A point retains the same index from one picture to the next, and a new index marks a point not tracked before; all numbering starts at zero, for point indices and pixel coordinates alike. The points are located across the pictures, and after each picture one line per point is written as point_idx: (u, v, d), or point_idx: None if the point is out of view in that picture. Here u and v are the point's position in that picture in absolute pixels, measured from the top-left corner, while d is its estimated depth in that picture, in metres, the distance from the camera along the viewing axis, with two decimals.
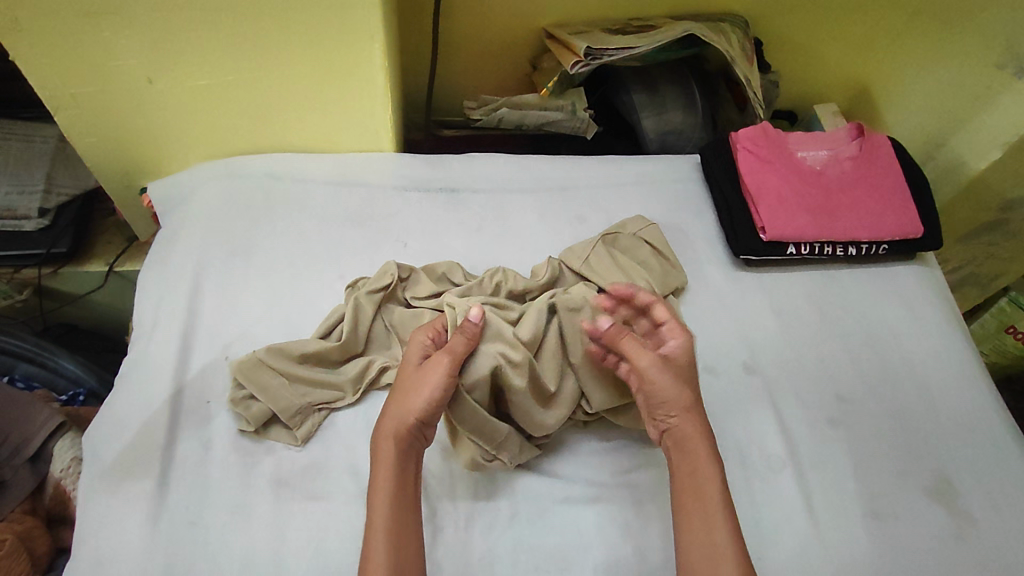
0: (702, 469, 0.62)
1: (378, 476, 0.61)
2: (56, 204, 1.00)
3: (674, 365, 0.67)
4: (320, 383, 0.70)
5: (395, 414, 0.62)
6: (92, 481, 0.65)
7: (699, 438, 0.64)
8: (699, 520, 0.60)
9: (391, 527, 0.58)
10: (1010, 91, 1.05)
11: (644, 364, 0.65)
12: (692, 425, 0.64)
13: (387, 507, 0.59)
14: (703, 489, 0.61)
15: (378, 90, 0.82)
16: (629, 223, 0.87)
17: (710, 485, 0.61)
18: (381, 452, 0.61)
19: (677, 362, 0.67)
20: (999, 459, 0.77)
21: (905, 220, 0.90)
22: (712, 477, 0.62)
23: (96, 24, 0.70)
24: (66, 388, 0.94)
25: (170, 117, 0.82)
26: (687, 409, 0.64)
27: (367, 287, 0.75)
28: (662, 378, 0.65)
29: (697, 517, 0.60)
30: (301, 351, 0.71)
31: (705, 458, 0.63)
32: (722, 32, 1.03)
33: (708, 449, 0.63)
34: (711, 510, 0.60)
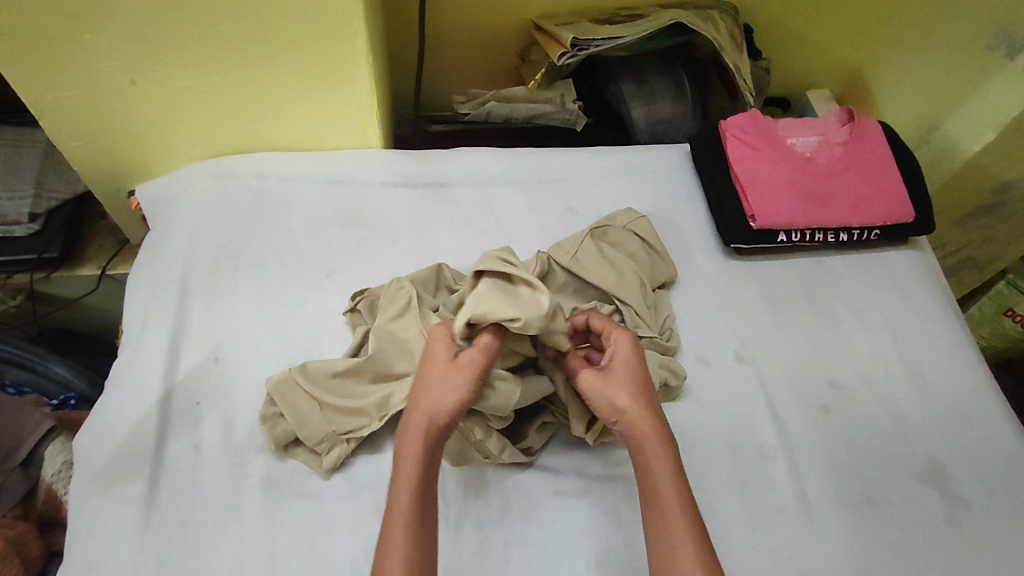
0: (655, 479, 0.58)
1: (399, 475, 0.58)
2: (47, 208, 1.00)
3: (614, 370, 0.63)
4: (346, 409, 0.68)
5: (418, 410, 0.60)
6: (84, 484, 0.65)
7: (647, 443, 0.59)
8: (662, 538, 0.56)
9: (408, 520, 0.55)
10: (1003, 72, 1.03)
11: (587, 384, 0.63)
12: (642, 433, 0.60)
13: (406, 514, 0.56)
14: (659, 504, 0.57)
15: (362, 87, 0.82)
16: (619, 215, 0.87)
17: (668, 495, 0.57)
18: (409, 453, 0.59)
19: (619, 364, 0.64)
20: (993, 443, 0.77)
21: (897, 204, 0.89)
22: (671, 487, 0.57)
23: (77, 26, 0.69)
24: (58, 392, 0.94)
25: (156, 119, 0.82)
26: (625, 418, 0.61)
27: (383, 312, 0.72)
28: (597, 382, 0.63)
29: (660, 525, 0.56)
30: (329, 372, 0.69)
31: (660, 469, 0.58)
32: (710, 20, 1.03)
33: (663, 458, 0.59)
34: (676, 528, 0.56)
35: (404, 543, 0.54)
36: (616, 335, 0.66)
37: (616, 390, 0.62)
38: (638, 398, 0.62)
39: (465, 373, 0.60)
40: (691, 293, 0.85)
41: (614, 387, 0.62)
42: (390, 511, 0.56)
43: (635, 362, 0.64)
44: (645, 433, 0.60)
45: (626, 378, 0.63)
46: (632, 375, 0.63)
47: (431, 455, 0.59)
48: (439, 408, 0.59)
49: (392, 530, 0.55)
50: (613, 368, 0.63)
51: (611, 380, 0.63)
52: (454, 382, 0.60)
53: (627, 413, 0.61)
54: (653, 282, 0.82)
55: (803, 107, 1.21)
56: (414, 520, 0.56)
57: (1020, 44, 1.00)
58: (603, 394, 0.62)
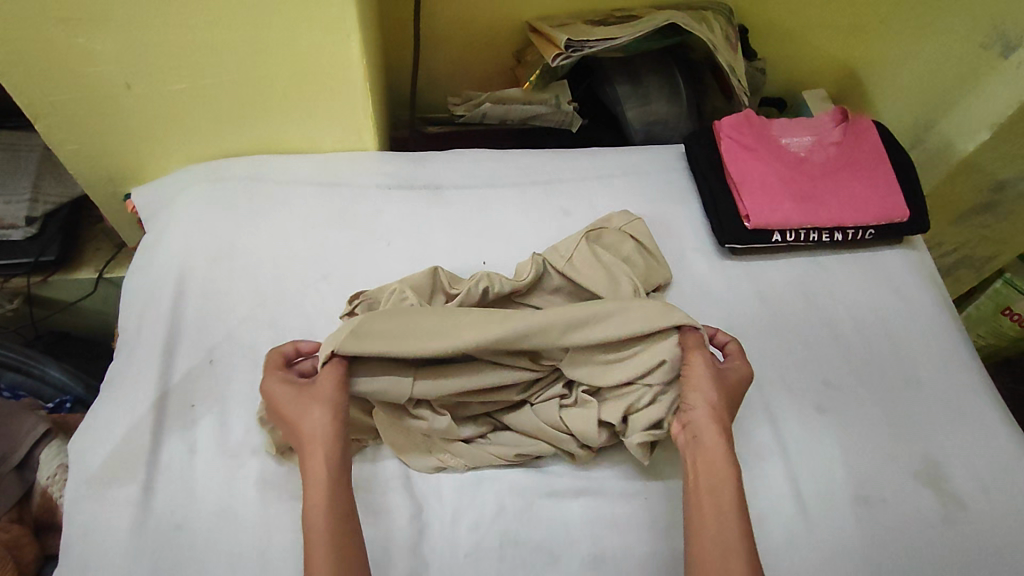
0: (717, 470, 0.61)
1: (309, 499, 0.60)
2: (43, 212, 1.00)
3: (722, 375, 0.67)
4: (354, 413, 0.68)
5: (303, 431, 0.62)
6: (79, 487, 0.65)
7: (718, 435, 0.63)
8: (718, 519, 0.59)
9: (327, 530, 0.58)
10: (998, 73, 1.02)
11: (692, 369, 0.66)
12: (713, 431, 0.63)
13: (321, 518, 0.58)
14: (721, 493, 0.60)
15: (357, 89, 0.82)
16: (615, 217, 0.87)
17: (727, 487, 0.60)
18: (312, 478, 0.60)
19: (729, 374, 0.68)
20: (989, 442, 0.77)
21: (892, 203, 0.89)
22: (729, 480, 0.61)
23: (70, 30, 0.69)
24: (53, 395, 0.94)
25: (151, 123, 0.82)
26: (705, 410, 0.64)
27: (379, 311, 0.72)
28: (702, 374, 0.66)
29: (712, 514, 0.59)
30: None
31: (727, 463, 0.62)
32: (705, 21, 1.03)
33: (730, 455, 0.62)
34: (731, 518, 0.59)
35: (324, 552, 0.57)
36: (739, 360, 0.70)
37: (716, 391, 0.65)
38: (726, 406, 0.65)
39: (325, 395, 0.63)
40: (686, 293, 0.85)
41: (713, 385, 0.66)
42: (310, 527, 0.58)
43: (741, 385, 0.68)
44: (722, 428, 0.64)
45: (728, 386, 0.67)
46: (732, 390, 0.67)
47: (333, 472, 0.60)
48: (319, 422, 0.62)
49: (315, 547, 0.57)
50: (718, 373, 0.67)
51: (715, 380, 0.66)
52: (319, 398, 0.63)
53: (711, 406, 0.65)
54: (648, 283, 0.81)
55: (799, 107, 1.21)
56: (334, 526, 0.58)
57: (1013, 44, 0.99)
58: (702, 383, 0.65)
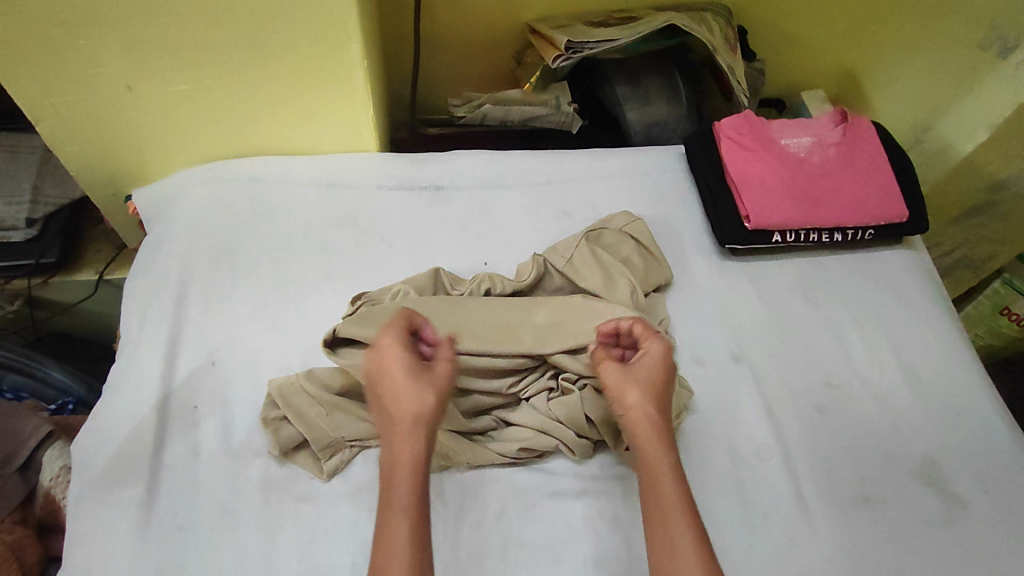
0: (659, 477, 0.59)
1: (396, 477, 0.57)
2: (44, 214, 1.00)
3: (637, 369, 0.64)
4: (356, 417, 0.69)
5: (400, 412, 0.59)
6: (82, 488, 0.66)
7: (650, 437, 0.61)
8: (662, 527, 0.57)
9: (410, 514, 0.55)
10: (996, 72, 1.07)
11: (607, 374, 0.65)
12: (646, 433, 0.61)
13: (402, 511, 0.55)
14: (661, 498, 0.58)
15: (358, 90, 0.82)
16: (615, 218, 0.87)
17: (668, 488, 0.58)
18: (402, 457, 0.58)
19: (643, 366, 0.64)
20: (988, 442, 0.78)
21: (891, 204, 0.90)
22: (670, 478, 0.59)
23: (72, 32, 0.69)
24: (55, 397, 0.95)
25: (152, 124, 0.82)
26: (632, 415, 0.62)
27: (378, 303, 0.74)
28: (615, 379, 0.64)
29: (660, 522, 0.57)
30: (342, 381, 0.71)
31: (661, 462, 0.60)
32: (704, 22, 1.03)
33: (664, 451, 0.60)
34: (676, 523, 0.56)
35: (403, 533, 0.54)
36: (651, 342, 0.66)
37: (634, 391, 0.63)
38: (652, 403, 0.62)
39: (440, 381, 0.62)
40: (687, 294, 0.85)
41: (635, 385, 0.63)
42: (394, 508, 0.55)
43: (665, 373, 0.64)
44: (650, 429, 0.61)
45: (647, 379, 0.63)
46: (655, 381, 0.64)
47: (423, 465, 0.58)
48: (418, 406, 0.59)
49: (393, 526, 0.54)
50: (635, 370, 0.64)
51: (629, 377, 0.63)
52: (428, 381, 0.61)
53: (638, 411, 0.62)
54: (647, 283, 0.82)
55: (798, 108, 1.22)
56: (418, 517, 0.55)
57: (1012, 44, 1.05)
58: (620, 388, 0.63)
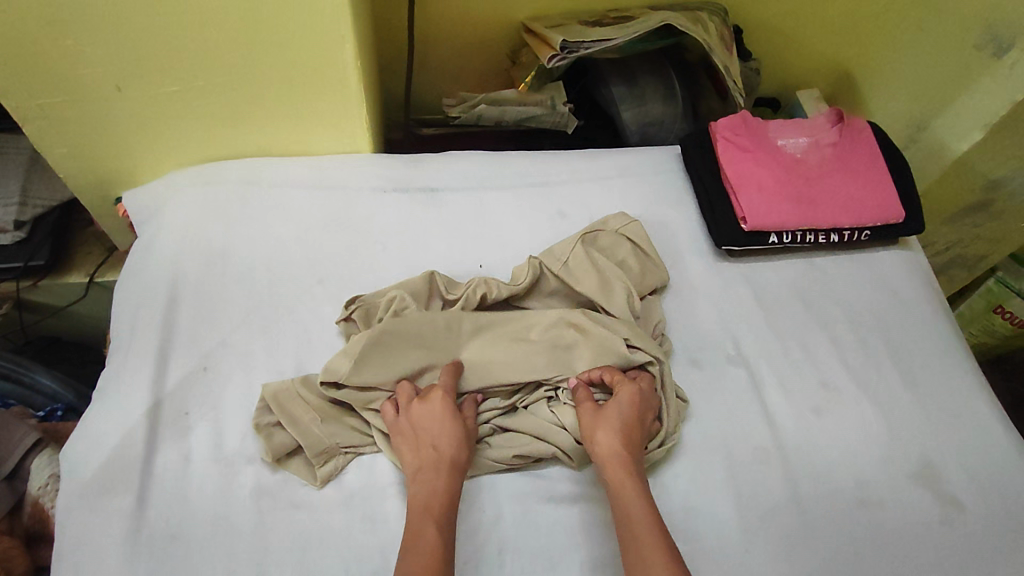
0: (628, 510, 0.59)
1: (430, 508, 0.59)
2: (32, 216, 0.98)
3: (606, 411, 0.66)
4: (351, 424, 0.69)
5: (440, 452, 0.63)
6: (71, 497, 0.64)
7: (617, 471, 0.62)
8: (632, 550, 0.56)
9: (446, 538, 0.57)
10: (991, 74, 1.02)
11: (580, 417, 0.67)
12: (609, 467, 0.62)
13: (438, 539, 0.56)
14: (630, 526, 0.58)
15: (350, 90, 0.81)
16: (611, 219, 0.86)
17: (638, 513, 0.59)
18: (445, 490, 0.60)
19: (611, 409, 0.66)
20: (984, 442, 0.78)
21: (887, 205, 0.89)
22: (640, 505, 0.59)
23: (58, 32, 0.68)
24: (44, 404, 0.94)
25: (142, 126, 0.81)
26: (601, 456, 0.63)
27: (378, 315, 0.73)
28: (586, 422, 0.66)
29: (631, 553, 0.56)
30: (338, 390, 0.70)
31: (631, 490, 0.60)
32: (699, 22, 1.03)
33: (632, 481, 0.61)
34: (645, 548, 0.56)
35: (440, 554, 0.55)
36: (620, 385, 0.68)
37: (600, 430, 0.64)
38: (620, 440, 0.64)
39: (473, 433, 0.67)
40: (683, 296, 0.85)
41: (600, 425, 0.65)
42: (423, 535, 0.56)
43: (633, 413, 0.66)
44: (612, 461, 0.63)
45: (615, 418, 0.65)
46: (622, 421, 0.65)
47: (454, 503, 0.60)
48: (458, 450, 0.63)
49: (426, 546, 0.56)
50: (603, 413, 0.66)
51: (598, 418, 0.66)
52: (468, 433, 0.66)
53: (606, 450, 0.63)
54: (643, 286, 0.81)
55: (794, 107, 1.22)
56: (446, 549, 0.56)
57: (1006, 45, 0.99)
58: (590, 431, 0.65)
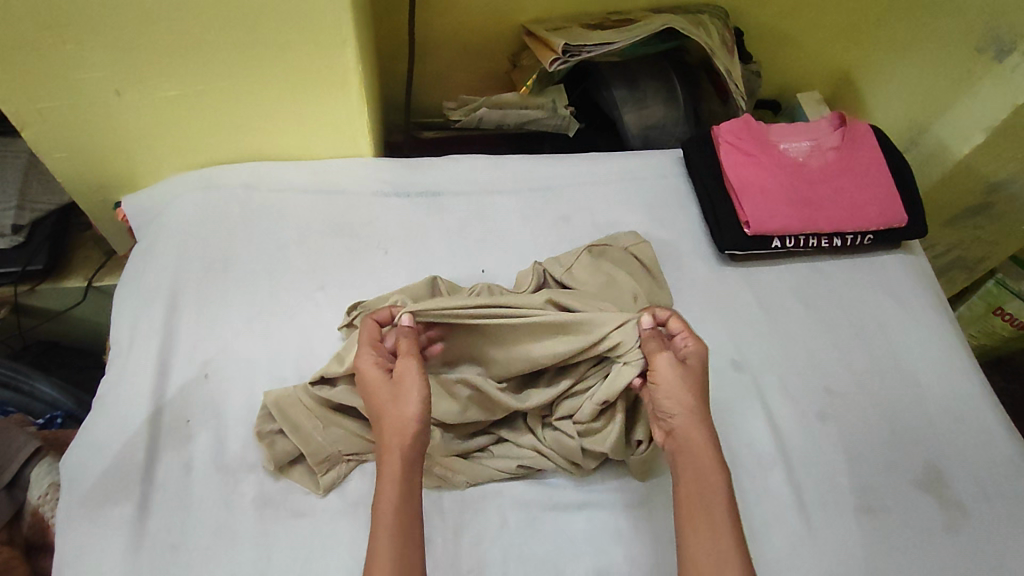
0: (706, 479, 0.59)
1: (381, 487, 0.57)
2: (30, 220, 0.97)
3: (688, 367, 0.63)
4: (354, 432, 0.68)
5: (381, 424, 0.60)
6: (71, 507, 0.64)
7: (698, 432, 0.61)
8: (705, 516, 0.57)
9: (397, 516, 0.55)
10: (992, 76, 1.01)
11: (659, 364, 0.63)
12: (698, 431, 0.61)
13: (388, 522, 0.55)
14: (711, 495, 0.58)
15: (352, 95, 0.81)
16: (622, 236, 0.86)
17: (711, 482, 0.59)
18: (387, 465, 0.58)
19: (694, 367, 0.64)
20: (988, 447, 0.77)
21: (889, 208, 0.89)
22: (712, 473, 0.59)
23: (58, 37, 0.68)
24: (43, 411, 0.93)
25: (141, 130, 0.80)
26: (682, 411, 0.61)
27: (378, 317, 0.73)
28: (664, 371, 0.62)
29: (703, 521, 0.57)
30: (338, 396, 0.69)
31: (705, 457, 0.60)
32: (701, 25, 1.03)
33: (708, 448, 0.60)
34: (722, 532, 0.56)
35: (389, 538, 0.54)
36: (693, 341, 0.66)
37: (683, 387, 0.62)
38: (700, 404, 0.62)
39: (412, 376, 0.61)
40: (686, 300, 0.84)
41: (685, 379, 0.62)
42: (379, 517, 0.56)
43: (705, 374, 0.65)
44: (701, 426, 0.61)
45: (697, 377, 0.63)
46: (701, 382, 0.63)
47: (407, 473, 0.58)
48: (396, 415, 0.59)
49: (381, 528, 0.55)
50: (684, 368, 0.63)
51: (681, 371, 0.62)
52: (405, 388, 0.61)
53: (688, 408, 0.61)
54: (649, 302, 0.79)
55: (795, 110, 1.22)
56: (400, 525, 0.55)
57: (1008, 47, 0.98)
58: (673, 381, 0.62)
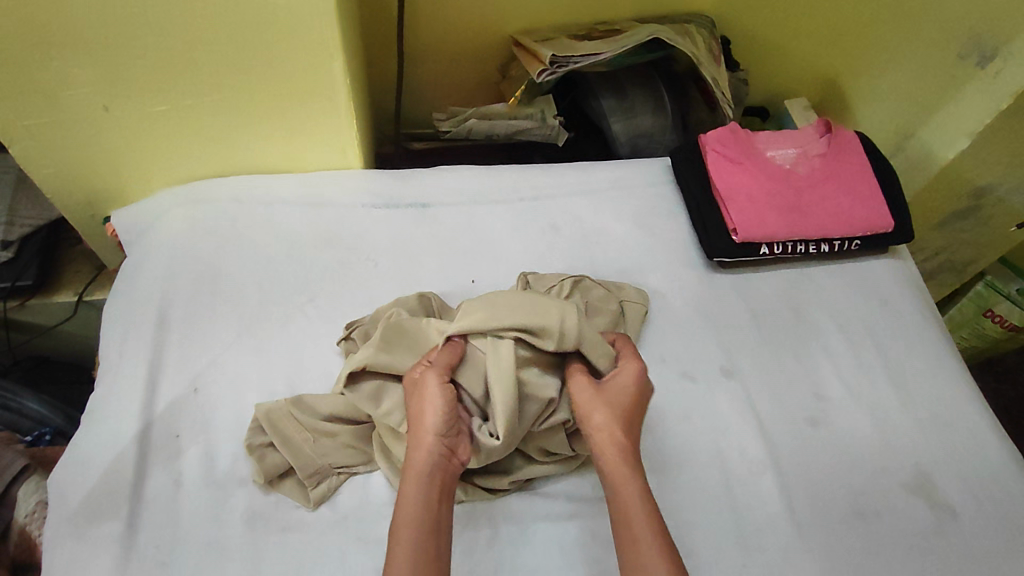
0: (628, 499, 0.59)
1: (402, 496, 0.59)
2: (20, 236, 0.97)
3: (610, 388, 0.65)
4: (345, 444, 0.68)
5: (412, 439, 0.61)
6: (58, 525, 0.64)
7: (616, 455, 0.61)
8: (626, 532, 0.57)
9: (419, 527, 0.56)
10: (974, 83, 1.02)
11: (578, 386, 0.65)
12: (615, 468, 0.61)
13: (407, 524, 0.56)
14: (629, 513, 0.58)
15: (340, 107, 0.81)
16: (627, 290, 0.83)
17: (634, 499, 0.59)
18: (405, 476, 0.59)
19: (616, 386, 0.65)
20: (976, 450, 0.78)
21: (876, 214, 0.90)
22: (636, 493, 0.59)
23: (45, 53, 0.68)
24: (31, 428, 0.92)
25: (130, 144, 0.80)
26: (603, 435, 0.62)
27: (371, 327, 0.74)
28: (585, 396, 0.64)
29: (626, 536, 0.57)
30: (330, 409, 0.70)
31: (626, 475, 0.60)
32: (687, 34, 1.04)
33: (629, 469, 0.60)
34: (643, 544, 0.56)
35: (408, 539, 0.55)
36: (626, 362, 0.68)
37: (602, 409, 0.63)
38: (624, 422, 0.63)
39: (435, 395, 0.62)
40: (676, 308, 0.85)
41: (607, 404, 0.64)
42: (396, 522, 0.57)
43: (639, 395, 0.66)
44: (619, 459, 0.61)
45: (618, 398, 0.64)
46: (628, 402, 0.65)
47: (428, 479, 0.59)
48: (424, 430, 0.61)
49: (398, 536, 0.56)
50: (604, 391, 0.65)
51: (598, 395, 0.64)
52: (431, 406, 0.61)
53: (609, 433, 0.62)
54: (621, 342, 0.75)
55: (782, 117, 1.23)
56: (419, 529, 0.56)
57: (989, 54, 0.99)
58: (591, 406, 0.64)
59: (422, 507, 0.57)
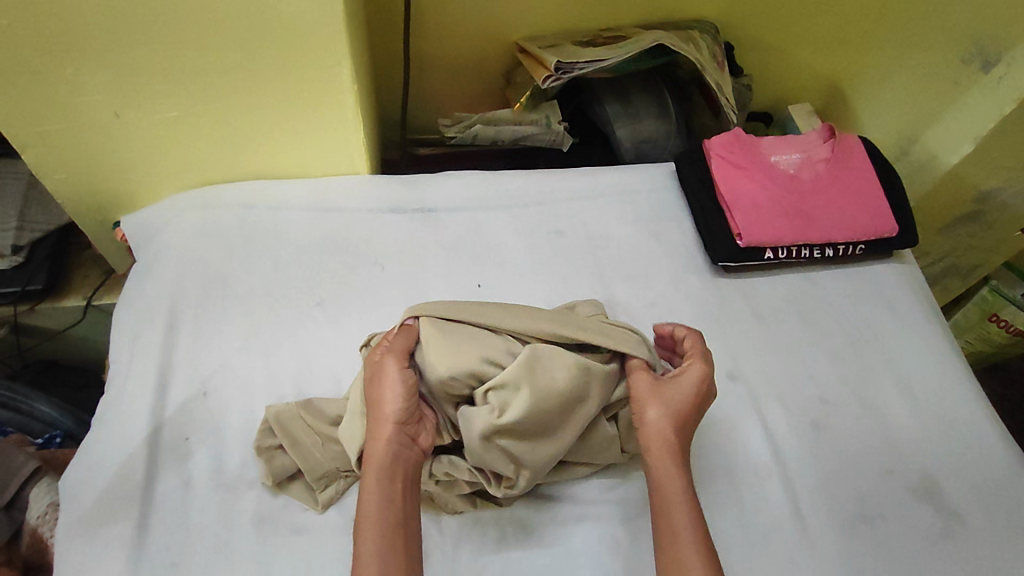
0: (672, 497, 0.59)
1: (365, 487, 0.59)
2: (30, 241, 0.98)
3: (668, 385, 0.65)
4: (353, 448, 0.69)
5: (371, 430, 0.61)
6: (70, 526, 0.64)
7: (661, 450, 0.62)
8: (666, 527, 0.58)
9: (382, 520, 0.57)
10: (978, 87, 1.02)
11: (639, 381, 0.65)
12: (660, 458, 0.61)
13: (372, 518, 0.57)
14: (670, 508, 0.59)
15: (349, 113, 0.82)
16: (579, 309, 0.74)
17: (676, 495, 0.59)
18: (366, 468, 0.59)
19: (676, 383, 0.65)
20: (982, 454, 0.78)
21: (880, 219, 0.90)
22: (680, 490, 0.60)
23: (59, 61, 0.69)
24: (42, 431, 0.93)
25: (141, 150, 0.81)
26: (654, 429, 0.63)
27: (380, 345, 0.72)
28: (643, 390, 0.64)
29: (666, 532, 0.58)
30: (338, 411, 0.70)
31: (671, 471, 0.61)
32: (692, 40, 1.05)
33: (675, 466, 0.61)
34: (682, 539, 0.57)
35: (375, 535, 0.56)
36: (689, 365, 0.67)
37: (657, 404, 0.63)
38: (677, 418, 0.63)
39: (393, 382, 0.61)
40: (681, 312, 0.85)
41: (662, 400, 0.64)
42: (361, 517, 0.57)
43: (698, 395, 0.65)
44: (668, 456, 0.61)
45: (675, 396, 0.64)
46: (686, 400, 0.64)
47: (390, 470, 0.59)
48: (383, 420, 0.60)
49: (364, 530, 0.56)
50: (662, 388, 0.65)
51: (654, 392, 0.64)
52: (389, 395, 0.61)
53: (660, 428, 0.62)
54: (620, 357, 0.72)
55: (786, 122, 1.23)
56: (383, 522, 0.56)
57: (992, 59, 0.99)
58: (646, 400, 0.64)
59: (384, 498, 0.58)
